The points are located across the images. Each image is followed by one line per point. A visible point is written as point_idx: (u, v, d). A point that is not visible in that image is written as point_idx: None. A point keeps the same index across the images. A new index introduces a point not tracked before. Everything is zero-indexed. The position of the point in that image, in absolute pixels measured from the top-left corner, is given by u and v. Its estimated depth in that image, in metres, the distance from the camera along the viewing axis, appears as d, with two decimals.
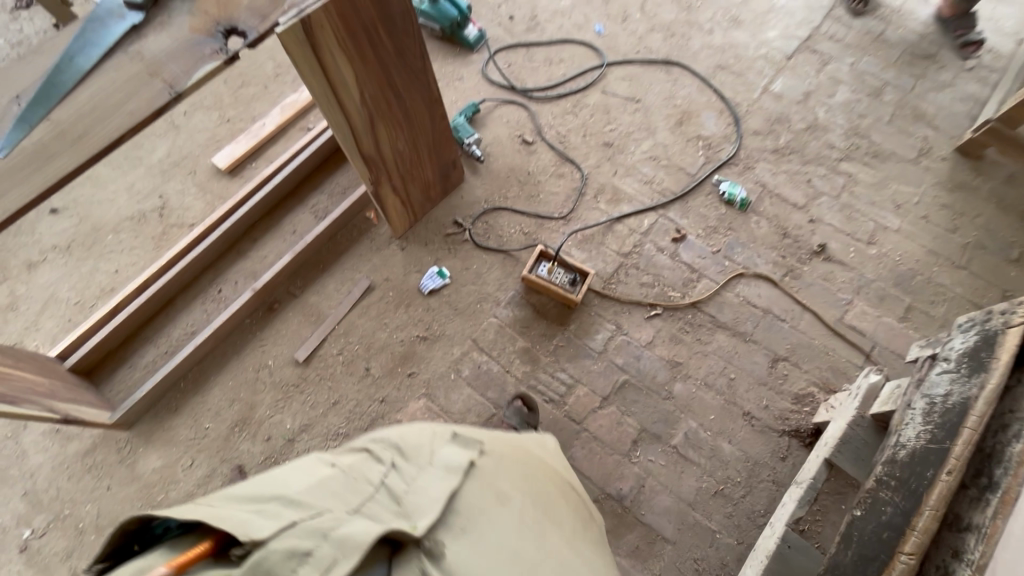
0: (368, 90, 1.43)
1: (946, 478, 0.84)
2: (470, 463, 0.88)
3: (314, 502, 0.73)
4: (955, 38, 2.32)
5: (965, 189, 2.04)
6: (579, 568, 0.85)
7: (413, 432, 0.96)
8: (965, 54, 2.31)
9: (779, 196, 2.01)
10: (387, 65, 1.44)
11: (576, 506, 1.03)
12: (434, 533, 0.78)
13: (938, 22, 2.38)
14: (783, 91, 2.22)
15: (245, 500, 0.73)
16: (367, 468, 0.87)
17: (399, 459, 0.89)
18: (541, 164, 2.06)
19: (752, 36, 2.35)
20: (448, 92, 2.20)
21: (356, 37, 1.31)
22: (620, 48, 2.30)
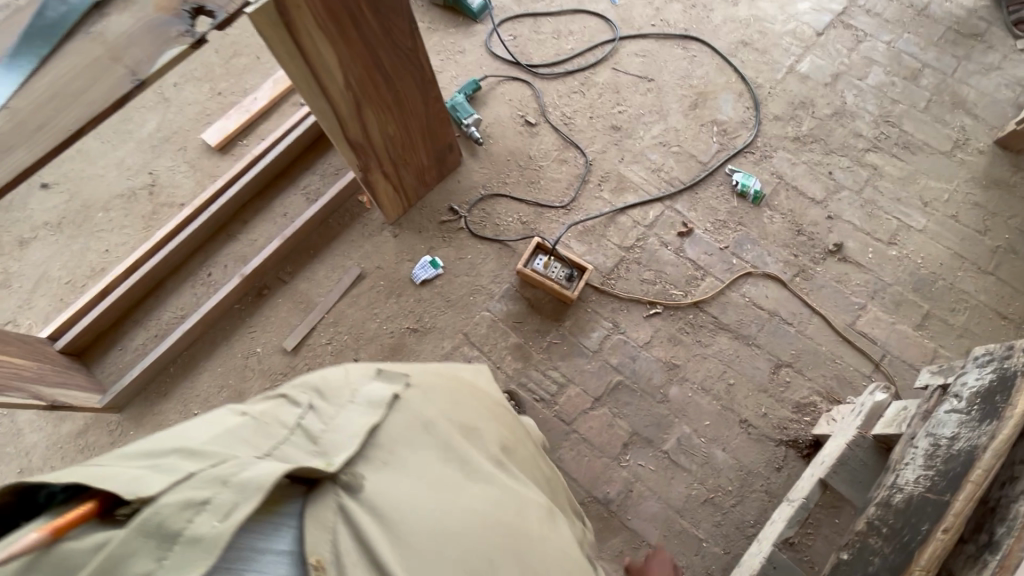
0: (354, 72, 1.34)
1: (941, 536, 0.78)
2: (394, 396, 0.83)
3: (215, 453, 0.65)
4: (1008, 15, 2.11)
5: (1001, 187, 1.89)
6: (509, 490, 0.83)
7: (334, 372, 0.90)
8: (1017, 33, 2.10)
9: (796, 189, 1.88)
10: (373, 46, 1.34)
11: (510, 431, 1.00)
12: (352, 466, 0.73)
13: None
14: (810, 71, 2.05)
15: (134, 456, 0.64)
16: (282, 413, 0.80)
17: (318, 400, 0.83)
18: (544, 147, 1.95)
19: (780, 8, 2.16)
20: (448, 66, 2.07)
21: (338, 16, 1.21)
22: (635, 21, 2.14)
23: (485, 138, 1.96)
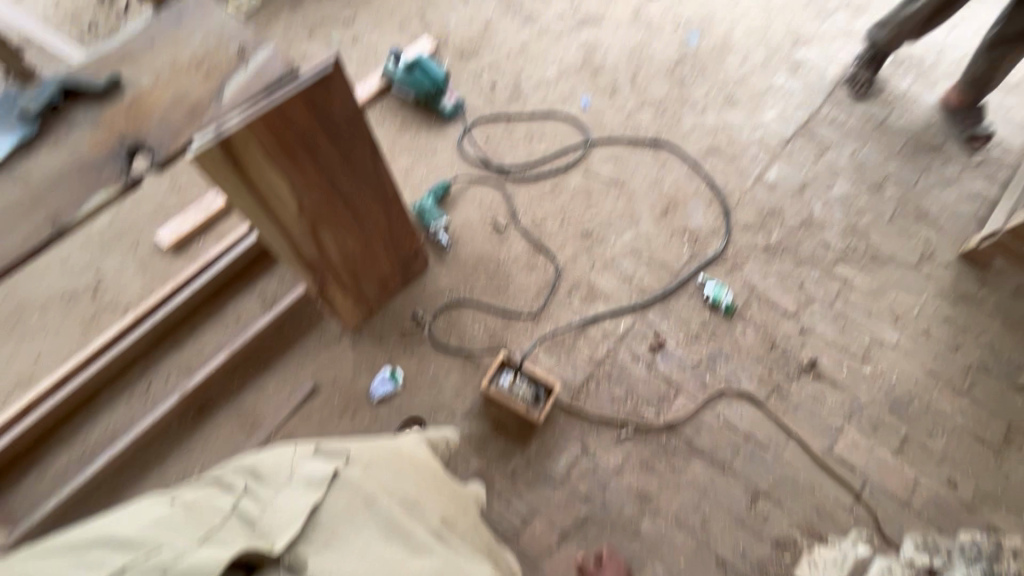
0: (311, 197, 1.28)
1: None
2: (333, 473, 0.88)
3: (151, 543, 0.74)
4: (963, 130, 2.19)
5: (969, 302, 1.89)
6: (449, 560, 0.84)
7: (274, 451, 0.95)
8: (974, 147, 2.18)
9: (768, 301, 1.86)
10: (332, 171, 1.28)
11: (451, 499, 1.02)
12: (294, 547, 0.80)
13: (944, 111, 2.26)
14: (778, 180, 2.08)
15: (72, 551, 0.74)
16: (216, 500, 0.84)
17: (254, 482, 0.88)
18: (513, 252, 1.90)
19: (746, 117, 2.22)
20: (419, 166, 2.05)
21: (292, 150, 1.16)
22: (606, 125, 2.17)
23: (454, 240, 1.91)
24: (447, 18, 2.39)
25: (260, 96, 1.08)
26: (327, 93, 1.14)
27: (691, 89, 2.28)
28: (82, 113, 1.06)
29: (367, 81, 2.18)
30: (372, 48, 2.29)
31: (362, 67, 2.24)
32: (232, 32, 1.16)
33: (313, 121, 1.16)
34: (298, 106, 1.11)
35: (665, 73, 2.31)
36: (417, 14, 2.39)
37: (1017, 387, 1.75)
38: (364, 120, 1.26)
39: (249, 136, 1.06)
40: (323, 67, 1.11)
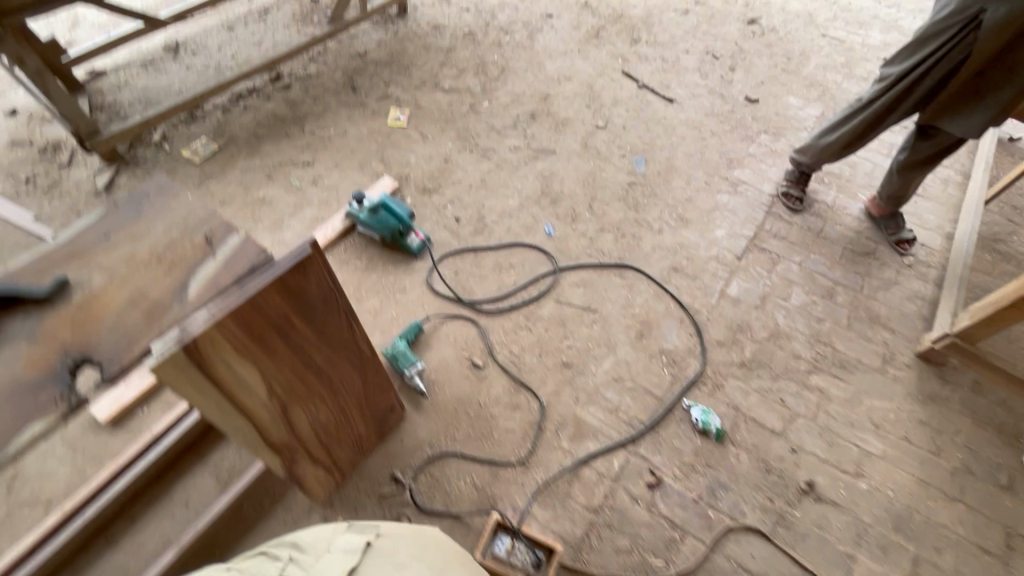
0: (281, 380, 1.17)
1: None
2: (366, 545, 1.02)
3: None
4: (890, 236, 2.41)
5: (937, 401, 1.96)
6: None
7: (316, 532, 1.10)
8: (902, 250, 2.38)
9: (754, 420, 1.84)
10: (305, 349, 1.19)
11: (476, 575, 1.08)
12: None
13: (869, 219, 2.49)
14: (740, 294, 2.17)
15: None
16: (268, 565, 1.01)
17: (298, 554, 1.03)
18: (494, 392, 1.82)
19: (700, 235, 2.35)
20: (388, 306, 1.99)
21: (264, 338, 1.07)
22: (572, 251, 2.22)
23: (431, 384, 1.81)
24: (406, 156, 2.46)
25: (230, 291, 1.00)
26: (302, 277, 1.08)
27: (646, 211, 2.41)
28: (17, 325, 0.93)
29: (329, 222, 2.16)
30: (333, 189, 2.30)
31: (324, 208, 2.23)
32: (198, 220, 1.09)
33: (287, 305, 1.09)
34: (271, 295, 1.04)
35: (620, 198, 2.44)
36: (377, 153, 2.45)
37: (1002, 487, 1.78)
38: (340, 293, 1.20)
39: (215, 335, 0.96)
40: (299, 254, 1.06)
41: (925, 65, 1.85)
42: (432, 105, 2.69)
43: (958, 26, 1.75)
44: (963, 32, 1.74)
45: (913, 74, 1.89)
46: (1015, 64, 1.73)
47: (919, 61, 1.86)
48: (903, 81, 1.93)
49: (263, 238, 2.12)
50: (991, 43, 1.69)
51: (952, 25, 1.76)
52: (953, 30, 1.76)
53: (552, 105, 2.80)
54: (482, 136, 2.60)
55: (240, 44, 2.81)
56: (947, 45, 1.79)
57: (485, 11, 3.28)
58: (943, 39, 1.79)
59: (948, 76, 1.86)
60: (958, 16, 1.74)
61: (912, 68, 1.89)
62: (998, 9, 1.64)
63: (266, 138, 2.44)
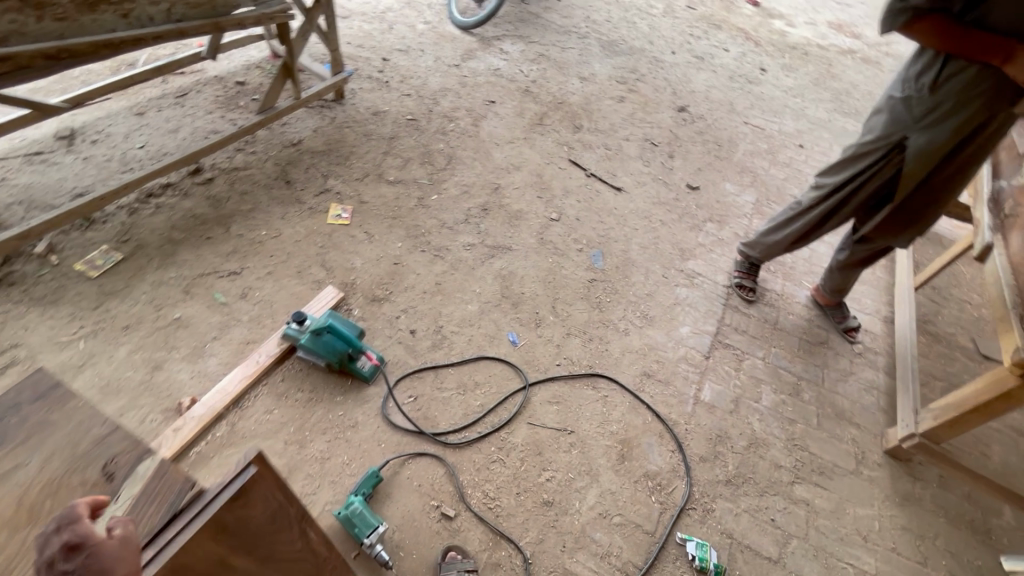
0: None
1: None
2: None
3: None
4: (837, 323, 2.47)
5: (912, 502, 1.95)
6: None
7: None
8: (851, 338, 2.43)
9: (750, 549, 1.72)
10: None
11: None
12: None
13: (816, 306, 2.55)
14: (714, 399, 2.10)
15: None
16: None
17: None
18: (470, 548, 1.57)
19: (666, 334, 2.28)
20: (338, 447, 1.69)
21: None
22: (540, 362, 2.06)
23: (395, 549, 1.53)
24: (350, 259, 2.22)
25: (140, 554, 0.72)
26: (243, 508, 0.82)
27: (610, 311, 2.31)
28: None
29: (261, 348, 1.85)
30: (266, 303, 2.00)
31: (255, 327, 1.92)
32: (93, 442, 0.82)
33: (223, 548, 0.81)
34: (203, 548, 0.77)
35: (582, 297, 2.33)
36: (316, 257, 2.20)
37: None
38: (293, 502, 0.93)
39: None
40: (240, 476, 0.81)
41: (858, 179, 1.95)
42: (376, 199, 2.50)
43: (885, 149, 1.84)
44: (890, 153, 1.84)
45: (848, 186, 1.98)
46: (938, 182, 1.89)
47: (853, 175, 1.95)
48: (839, 192, 2.02)
49: (179, 371, 1.76)
50: (918, 165, 1.80)
51: (880, 147, 1.85)
52: (880, 151, 1.85)
53: (504, 197, 2.70)
54: (433, 233, 2.42)
55: (151, 131, 2.49)
56: (878, 163, 1.88)
57: (427, 97, 3.20)
58: (872, 158, 1.89)
59: (879, 189, 1.97)
60: (884, 140, 1.83)
61: (848, 179, 1.97)
62: (921, 137, 1.75)
63: (183, 243, 2.12)
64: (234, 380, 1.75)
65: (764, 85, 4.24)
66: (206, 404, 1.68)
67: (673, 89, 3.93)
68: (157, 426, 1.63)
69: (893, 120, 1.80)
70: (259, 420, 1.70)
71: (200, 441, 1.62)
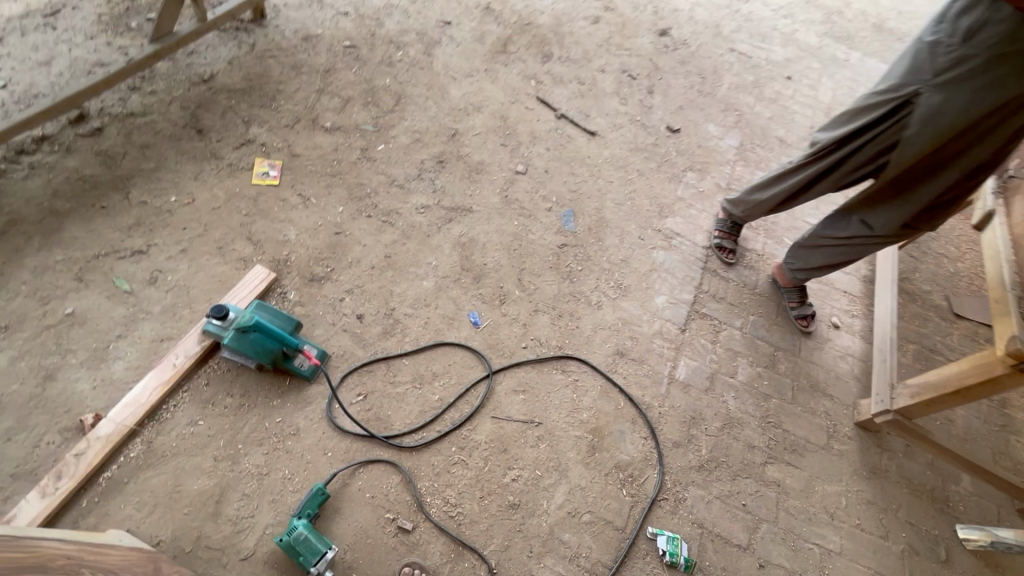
0: None
1: None
2: None
3: None
4: (791, 310, 2.21)
5: (878, 474, 1.95)
6: None
7: None
8: (802, 327, 2.19)
9: (720, 537, 1.69)
10: None
11: None
12: None
13: (773, 286, 2.28)
14: (689, 377, 1.98)
15: None
16: None
17: None
18: (430, 563, 1.46)
19: (641, 305, 2.11)
20: (277, 460, 1.49)
21: None
22: (505, 345, 1.87)
23: (347, 573, 1.40)
24: (281, 229, 1.90)
25: None
26: None
27: (581, 281, 2.10)
28: None
29: (178, 346, 1.57)
30: (180, 289, 1.69)
31: (169, 320, 1.63)
32: None
33: None
34: None
35: (551, 266, 2.11)
36: (240, 228, 1.86)
37: (942, 562, 1.81)
38: None
39: None
40: None
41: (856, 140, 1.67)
42: (310, 151, 2.11)
43: (893, 105, 1.55)
44: (898, 112, 1.56)
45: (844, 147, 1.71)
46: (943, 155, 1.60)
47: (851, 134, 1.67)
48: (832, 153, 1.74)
49: (78, 380, 1.49)
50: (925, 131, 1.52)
51: (888, 102, 1.56)
52: (888, 106, 1.56)
53: (462, 145, 2.34)
54: (380, 194, 2.09)
55: (14, 64, 1.98)
56: (880, 123, 1.60)
57: (368, 16, 2.68)
58: (877, 114, 1.60)
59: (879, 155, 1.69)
60: (896, 94, 1.54)
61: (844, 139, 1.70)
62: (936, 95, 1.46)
63: (70, 215, 1.75)
64: (148, 389, 1.49)
65: (754, 2, 3.79)
66: (114, 421, 1.43)
67: (654, 7, 3.45)
68: (55, 451, 1.39)
69: (912, 69, 1.50)
70: (181, 435, 1.47)
71: (110, 466, 1.40)
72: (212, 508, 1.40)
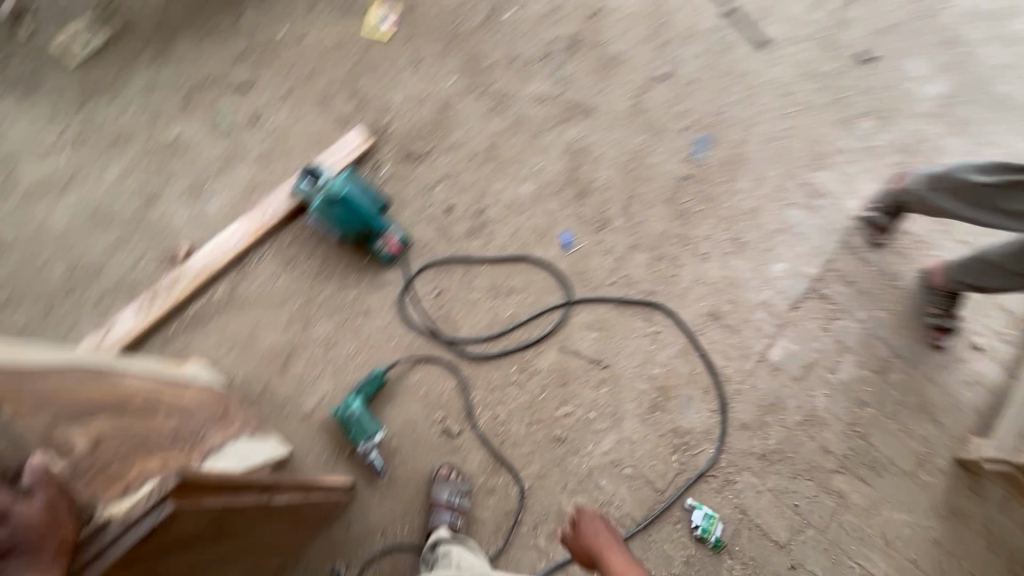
0: None
1: None
2: None
3: None
4: (929, 316, 1.80)
5: (959, 518, 1.70)
6: None
7: None
8: (936, 340, 1.81)
9: (759, 529, 1.61)
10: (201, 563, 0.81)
11: None
12: None
13: (920, 287, 1.85)
14: (782, 361, 1.77)
15: None
16: None
17: None
18: (467, 469, 1.49)
19: (754, 269, 1.84)
20: (345, 335, 1.51)
21: None
22: (591, 276, 1.72)
23: (390, 455, 1.46)
24: (386, 92, 1.73)
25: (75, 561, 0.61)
26: (167, 540, 0.67)
27: (694, 225, 1.84)
28: None
29: (268, 200, 1.55)
30: (278, 137, 1.62)
31: (263, 168, 1.59)
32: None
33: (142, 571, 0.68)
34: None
35: (665, 200, 1.85)
36: (345, 82, 1.71)
37: None
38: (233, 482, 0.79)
39: None
40: (155, 513, 0.64)
41: None
42: (431, 4, 1.85)
43: None
44: None
45: None
46: None
47: None
48: None
49: (176, 210, 1.52)
50: None
51: None
52: None
53: (601, 30, 1.97)
54: (496, 72, 1.83)
55: None
56: None
57: None
58: None
59: None
60: None
61: None
62: None
63: (182, 33, 1.67)
64: (236, 236, 1.51)
65: None
66: (205, 260, 1.48)
67: None
68: (152, 273, 1.46)
69: None
70: (261, 288, 1.50)
71: (196, 300, 1.46)
72: (281, 364, 1.46)
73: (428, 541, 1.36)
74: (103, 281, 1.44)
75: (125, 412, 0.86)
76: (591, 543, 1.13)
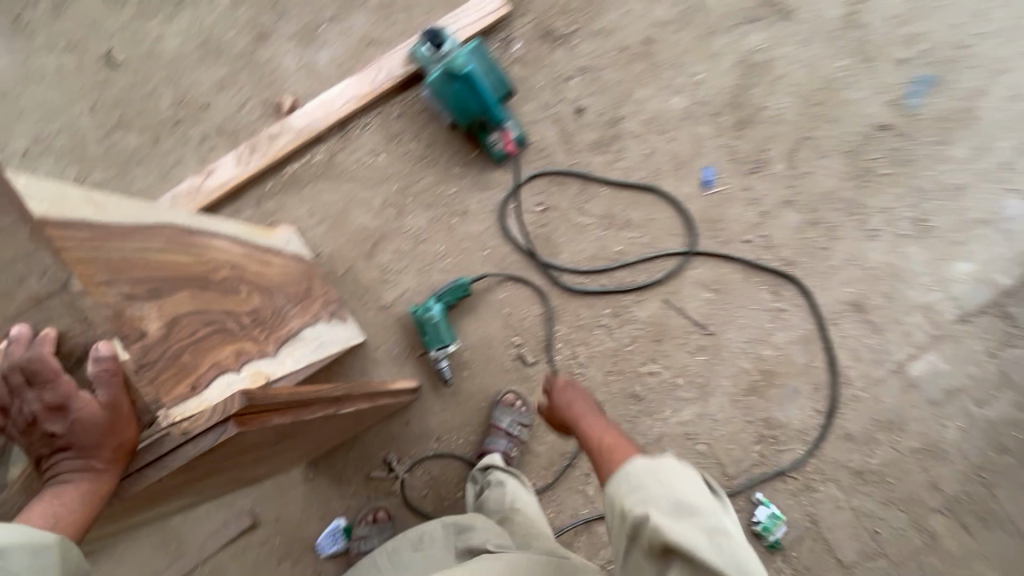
0: (242, 470, 0.86)
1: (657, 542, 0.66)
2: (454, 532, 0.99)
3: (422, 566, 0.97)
4: None
5: None
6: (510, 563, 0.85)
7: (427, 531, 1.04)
8: None
9: (826, 543, 1.47)
10: (263, 453, 0.82)
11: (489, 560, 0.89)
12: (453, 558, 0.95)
13: None
14: (922, 377, 1.48)
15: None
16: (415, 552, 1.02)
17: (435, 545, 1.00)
18: (534, 400, 1.41)
19: (930, 262, 1.47)
20: (437, 232, 1.39)
21: (186, 484, 0.72)
22: (723, 228, 1.45)
23: (459, 367, 1.40)
24: None
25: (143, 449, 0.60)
26: (229, 449, 0.65)
27: (871, 192, 1.47)
28: None
29: (382, 62, 1.36)
30: None
31: (382, 21, 1.38)
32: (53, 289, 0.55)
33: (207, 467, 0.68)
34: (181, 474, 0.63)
35: (843, 152, 1.47)
36: None
37: None
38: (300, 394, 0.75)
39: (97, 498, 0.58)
40: (216, 430, 0.60)
41: None
42: None
43: None
44: None
45: None
46: None
47: None
48: None
49: (285, 54, 1.37)
50: None
51: None
52: None
53: None
54: None
55: None
56: None
57: None
58: None
59: None
60: None
61: None
62: None
63: None
64: (343, 96, 1.36)
65: None
66: (308, 118, 1.35)
67: None
68: (255, 121, 1.37)
69: None
70: (360, 162, 1.38)
71: (295, 161, 1.38)
72: (369, 248, 1.38)
73: (479, 461, 1.33)
74: (206, 120, 1.36)
75: (206, 289, 0.80)
76: (564, 412, 0.95)
